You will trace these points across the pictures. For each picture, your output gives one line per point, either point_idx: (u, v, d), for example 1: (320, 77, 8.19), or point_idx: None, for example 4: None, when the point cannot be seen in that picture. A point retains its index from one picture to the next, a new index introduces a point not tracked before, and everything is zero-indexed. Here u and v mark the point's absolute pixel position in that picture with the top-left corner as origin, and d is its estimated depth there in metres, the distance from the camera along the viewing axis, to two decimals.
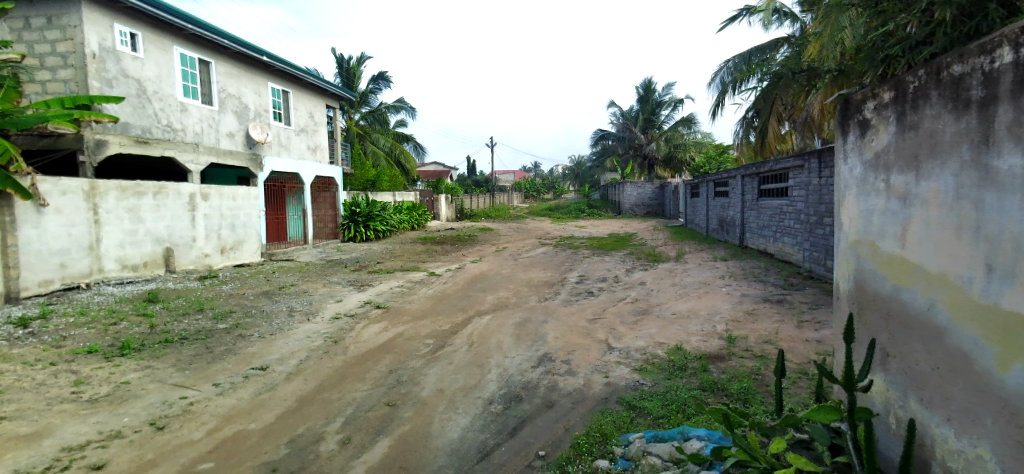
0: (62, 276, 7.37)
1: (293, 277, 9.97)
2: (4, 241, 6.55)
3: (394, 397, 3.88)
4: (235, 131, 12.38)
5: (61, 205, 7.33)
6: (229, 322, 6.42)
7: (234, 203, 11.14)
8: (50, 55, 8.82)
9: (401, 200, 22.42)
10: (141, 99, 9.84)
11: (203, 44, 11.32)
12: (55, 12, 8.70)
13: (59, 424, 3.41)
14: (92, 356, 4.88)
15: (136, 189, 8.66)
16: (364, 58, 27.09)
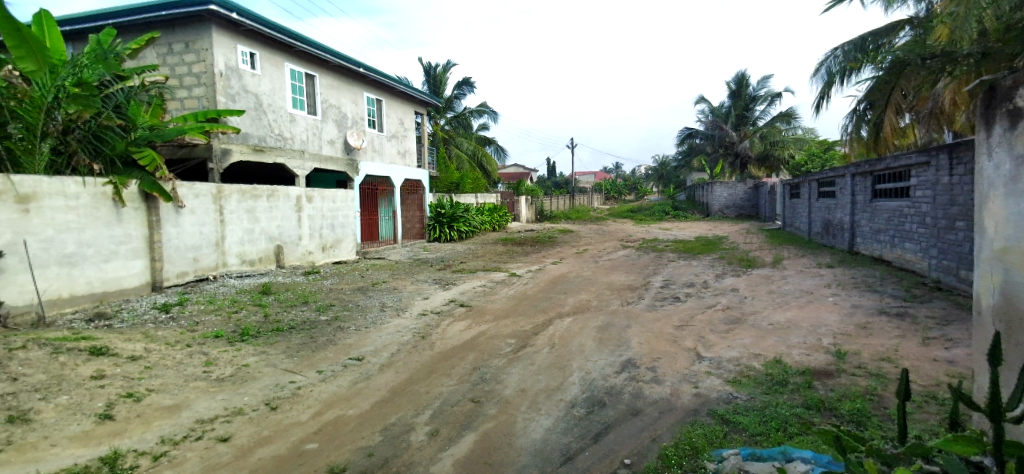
0: (195, 269, 8.42)
1: (384, 275, 10.60)
2: (151, 237, 7.60)
3: (479, 394, 3.99)
4: (335, 139, 13.40)
5: (195, 207, 8.35)
6: (329, 314, 6.98)
7: (333, 205, 12.07)
8: (187, 76, 10.09)
9: (483, 201, 22.97)
10: (258, 111, 10.97)
11: (309, 60, 12.38)
12: (191, 38, 9.96)
13: (194, 398, 3.89)
14: (218, 339, 5.52)
15: (254, 192, 9.66)
16: (449, 65, 28.17)
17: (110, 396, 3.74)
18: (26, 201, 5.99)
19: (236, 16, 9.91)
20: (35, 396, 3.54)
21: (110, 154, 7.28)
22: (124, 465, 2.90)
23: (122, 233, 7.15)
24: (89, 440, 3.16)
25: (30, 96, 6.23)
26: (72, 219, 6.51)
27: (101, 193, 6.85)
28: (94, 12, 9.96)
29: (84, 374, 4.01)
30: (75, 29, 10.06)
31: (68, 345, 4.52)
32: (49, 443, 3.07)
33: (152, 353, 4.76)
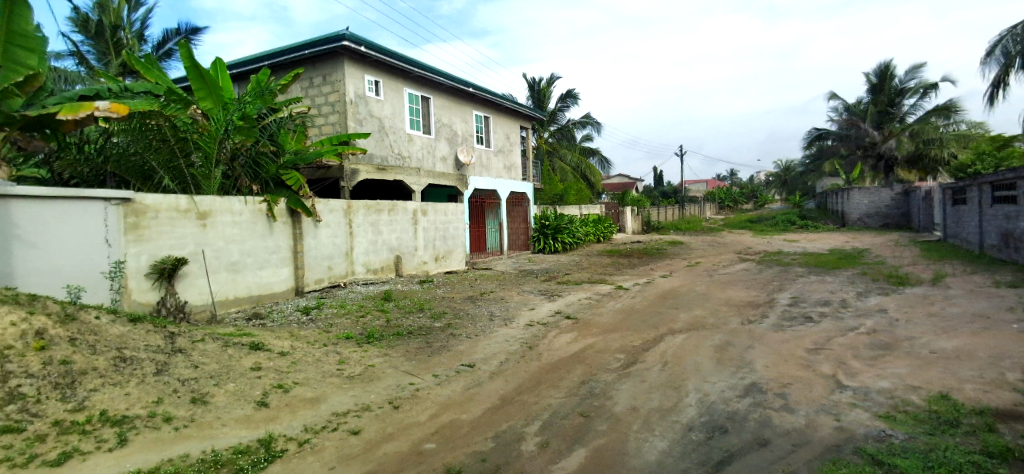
0: (329, 276, 9.41)
1: (492, 285, 10.94)
2: (295, 248, 8.65)
3: (588, 409, 3.92)
4: (448, 156, 14.22)
5: (330, 221, 9.34)
6: (443, 321, 7.36)
7: (445, 217, 12.78)
8: (324, 105, 11.37)
9: (588, 213, 22.74)
10: (382, 133, 12.01)
11: (424, 84, 13.34)
12: (328, 71, 11.24)
13: (331, 393, 4.34)
14: (348, 341, 6.08)
15: (377, 207, 10.56)
16: (553, 79, 28.57)
17: (265, 386, 4.30)
18: (204, 216, 7.16)
19: (364, 50, 11.02)
20: (210, 382, 4.18)
21: (265, 176, 8.43)
22: (277, 448, 3.30)
23: (273, 244, 8.25)
24: (251, 423, 3.65)
25: (208, 129, 7.43)
26: (237, 232, 7.64)
27: (258, 209, 7.97)
28: (255, 56, 11.67)
29: (246, 366, 4.65)
30: (241, 71, 11.86)
31: (234, 340, 5.29)
32: (221, 423, 3.60)
33: (297, 350, 5.39)
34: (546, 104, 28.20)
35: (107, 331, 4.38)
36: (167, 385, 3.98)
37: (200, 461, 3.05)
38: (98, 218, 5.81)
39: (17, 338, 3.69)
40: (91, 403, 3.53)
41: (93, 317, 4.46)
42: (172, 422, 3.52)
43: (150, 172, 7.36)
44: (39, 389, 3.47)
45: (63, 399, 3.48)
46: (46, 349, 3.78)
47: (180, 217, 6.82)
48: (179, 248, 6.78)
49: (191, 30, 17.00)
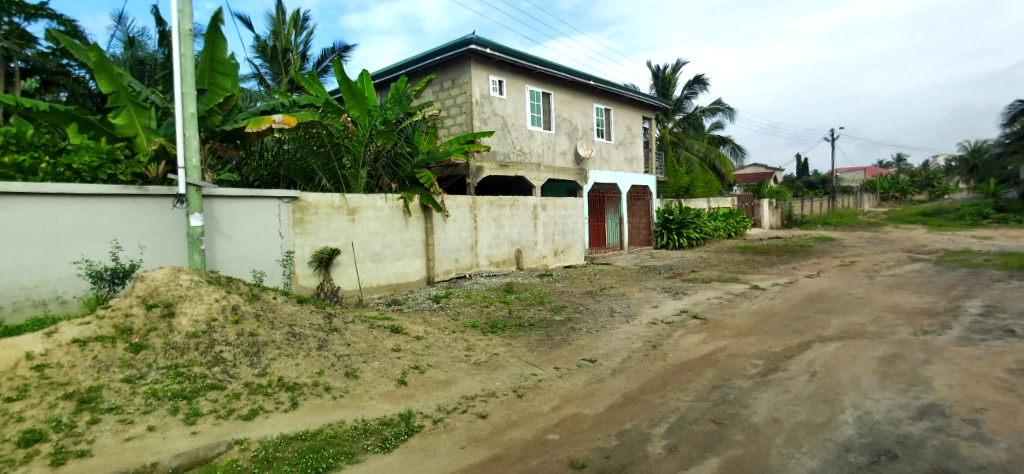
0: (456, 268, 9.99)
1: (612, 280, 10.73)
2: (427, 241, 9.32)
3: (721, 416, 3.66)
4: (568, 150, 14.22)
5: (457, 216, 9.91)
6: (563, 315, 7.39)
7: (565, 212, 12.82)
8: (452, 106, 12.04)
9: (717, 206, 21.15)
10: (504, 131, 12.40)
11: (546, 80, 13.47)
12: (456, 75, 11.89)
13: (460, 377, 4.61)
14: (474, 329, 6.41)
15: (500, 202, 10.95)
16: (680, 64, 27.02)
17: (404, 366, 4.71)
18: (353, 212, 8.04)
19: (489, 51, 11.47)
20: (360, 359, 4.71)
21: (403, 175, 9.16)
22: (415, 423, 3.61)
23: (409, 237, 8.99)
24: (393, 398, 4.03)
25: (356, 135, 8.31)
26: (379, 226, 8.47)
27: (396, 206, 8.74)
28: (394, 65, 12.76)
29: (388, 346, 5.14)
30: (383, 80, 13.05)
31: (378, 323, 5.88)
32: (369, 396, 4.03)
33: (430, 335, 5.83)
34: (671, 92, 26.75)
35: (281, 309, 5.13)
36: (326, 359, 4.56)
37: (353, 428, 3.44)
38: (273, 213, 6.88)
39: (219, 312, 4.51)
40: (271, 369, 4.19)
41: (272, 297, 5.26)
42: (331, 391, 4.03)
43: (312, 174, 8.47)
44: (234, 355, 4.21)
45: (251, 365, 4.18)
46: (240, 322, 4.56)
47: (334, 213, 7.74)
48: (333, 240, 7.71)
49: (343, 46, 19.17)
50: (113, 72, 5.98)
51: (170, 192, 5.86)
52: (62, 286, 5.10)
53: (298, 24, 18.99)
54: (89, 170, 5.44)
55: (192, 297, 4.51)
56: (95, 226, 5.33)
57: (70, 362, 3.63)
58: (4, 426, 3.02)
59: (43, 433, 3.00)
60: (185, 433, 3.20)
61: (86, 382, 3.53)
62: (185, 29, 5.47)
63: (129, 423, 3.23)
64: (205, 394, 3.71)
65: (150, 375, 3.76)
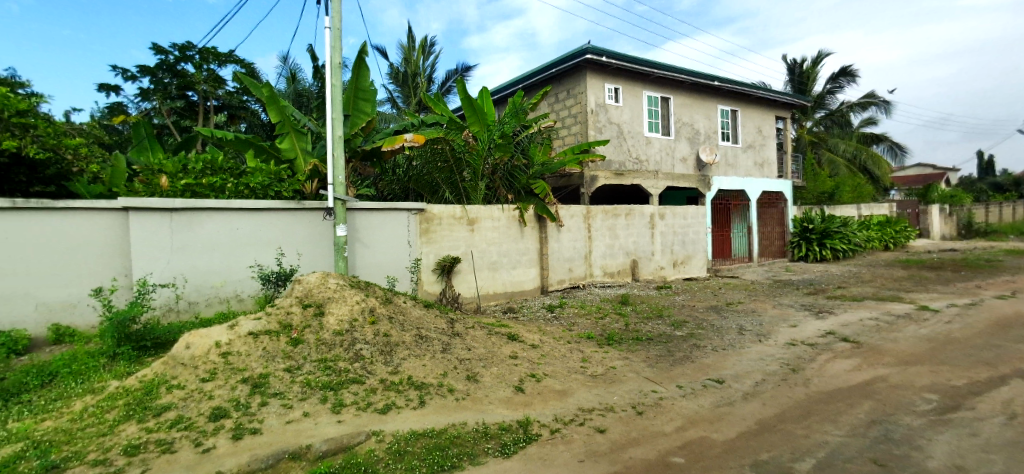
0: (570, 277, 9.96)
1: (740, 295, 9.87)
2: (542, 250, 9.42)
3: (883, 456, 3.15)
4: (688, 156, 13.48)
5: (571, 226, 9.88)
6: (684, 330, 6.96)
7: (685, 221, 12.13)
8: (567, 117, 12.09)
9: (869, 213, 18.46)
10: (620, 139, 12.14)
11: (665, 84, 12.96)
12: (572, 86, 11.93)
13: (576, 388, 4.57)
14: (589, 340, 6.31)
15: (615, 211, 10.70)
16: (820, 56, 24.27)
17: (521, 373, 4.79)
18: (473, 223, 8.43)
19: (605, 59, 11.37)
20: (480, 364, 4.90)
21: (519, 186, 9.35)
22: (533, 431, 3.64)
23: (524, 246, 9.18)
24: (512, 405, 4.11)
25: (476, 149, 8.73)
26: (496, 236, 8.77)
27: (512, 216, 8.99)
28: (512, 81, 13.20)
29: (505, 353, 5.28)
30: (501, 96, 13.57)
31: (495, 329, 6.07)
32: (488, 400, 4.17)
33: (546, 344, 5.86)
34: (811, 87, 24.08)
35: (410, 313, 5.54)
36: (450, 361, 4.82)
37: (475, 430, 3.58)
38: (403, 224, 7.52)
39: (360, 313, 5.01)
40: (402, 368, 4.53)
41: (403, 301, 5.71)
42: (454, 393, 4.24)
43: (436, 187, 9.06)
44: (372, 353, 4.64)
45: (385, 363, 4.57)
46: (376, 323, 5.02)
47: (456, 223, 8.19)
48: (454, 249, 8.16)
49: (465, 67, 20.32)
50: (281, 105, 7.02)
51: (320, 206, 6.62)
52: (241, 286, 6.09)
53: (427, 49, 20.55)
54: (261, 188, 6.42)
55: (338, 298, 5.08)
56: (264, 236, 6.26)
57: (246, 351, 4.29)
58: (199, 402, 3.67)
59: (227, 410, 3.58)
60: (332, 420, 3.60)
61: (258, 369, 4.14)
62: (336, 61, 6.22)
63: (289, 408, 3.71)
64: (348, 386, 4.13)
65: (305, 366, 4.29)
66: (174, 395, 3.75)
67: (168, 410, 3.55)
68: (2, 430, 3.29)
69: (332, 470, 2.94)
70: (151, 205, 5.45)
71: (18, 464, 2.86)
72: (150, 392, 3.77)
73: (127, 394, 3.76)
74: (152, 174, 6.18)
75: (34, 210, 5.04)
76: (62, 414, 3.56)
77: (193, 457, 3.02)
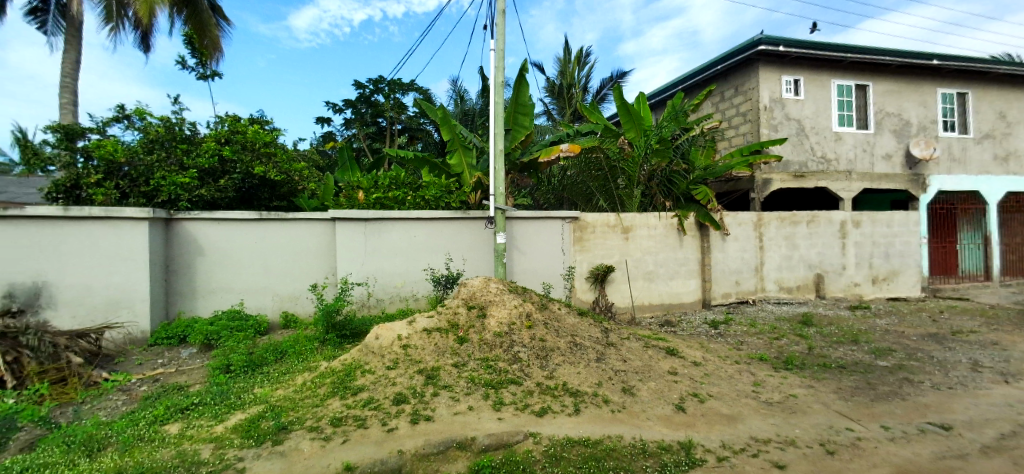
0: (737, 291, 9.05)
1: (971, 322, 7.89)
2: (704, 261, 8.72)
3: None
4: (894, 152, 11.29)
5: (738, 234, 8.95)
6: (890, 360, 5.79)
7: (889, 229, 10.15)
8: (735, 116, 11.02)
9: None
10: (801, 136, 10.69)
11: (861, 69, 11.06)
12: (740, 81, 10.84)
13: (747, 415, 4.11)
14: (763, 363, 5.64)
15: (793, 218, 9.41)
16: None
17: (682, 392, 4.49)
18: (628, 231, 8.18)
19: (783, 48, 10.11)
20: (636, 377, 4.72)
21: (677, 192, 8.75)
22: (697, 455, 3.38)
23: (683, 256, 8.62)
24: (672, 424, 3.88)
25: (632, 156, 8.41)
26: (653, 245, 8.37)
27: (670, 224, 8.48)
28: (671, 82, 12.55)
29: (664, 368, 5.01)
30: (659, 99, 13.01)
31: (652, 342, 5.80)
32: (646, 416, 3.99)
33: (710, 362, 5.39)
34: None
35: (565, 320, 5.59)
36: (604, 371, 4.74)
37: (632, 445, 3.46)
38: (557, 232, 7.69)
39: (518, 316, 5.24)
40: (558, 374, 4.61)
41: (558, 308, 5.80)
42: (610, 404, 4.15)
43: (591, 196, 9.07)
44: (528, 356, 4.81)
45: (542, 367, 4.70)
46: (532, 327, 5.20)
47: (610, 231, 8.05)
48: (608, 257, 8.03)
49: (621, 73, 20.00)
50: (452, 124, 7.76)
51: (483, 215, 7.10)
52: (417, 287, 6.84)
53: (582, 59, 20.75)
54: (434, 200, 7.14)
55: (499, 301, 5.37)
56: (436, 243, 6.94)
57: (422, 345, 4.79)
58: (385, 386, 4.20)
59: (406, 396, 4.04)
60: (493, 417, 3.81)
61: (430, 362, 4.60)
62: (499, 80, 6.64)
63: (456, 400, 4.03)
64: (508, 386, 4.33)
65: (470, 363, 4.63)
66: (367, 378, 4.36)
67: (361, 391, 4.14)
68: (251, 393, 4.20)
69: (494, 464, 3.12)
70: (351, 216, 6.46)
71: (260, 422, 3.60)
72: (349, 374, 4.45)
73: (333, 374, 4.49)
74: (352, 190, 7.32)
75: (272, 220, 6.35)
76: (289, 384, 4.40)
77: (381, 434, 3.48)
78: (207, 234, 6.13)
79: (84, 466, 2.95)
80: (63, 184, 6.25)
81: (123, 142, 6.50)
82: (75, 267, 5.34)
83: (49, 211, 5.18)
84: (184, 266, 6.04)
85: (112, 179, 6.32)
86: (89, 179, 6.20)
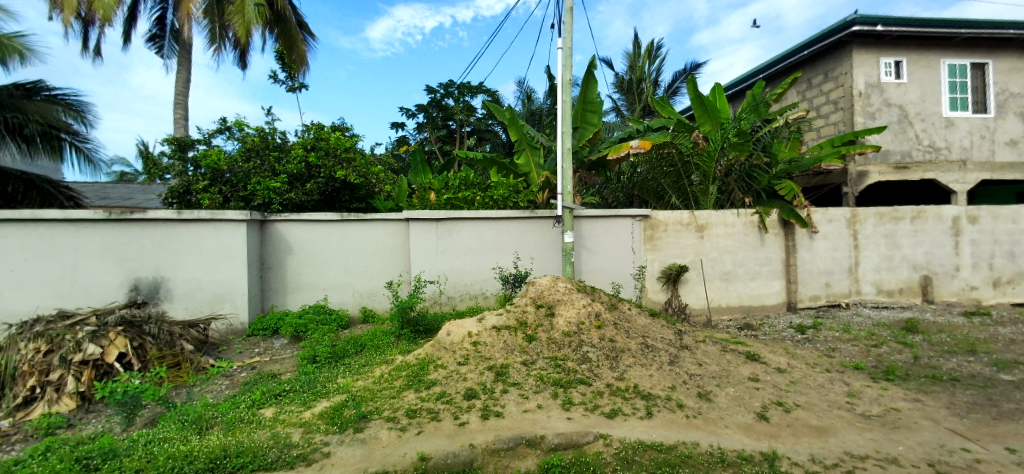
0: (827, 294, 8.35)
1: None
2: (788, 261, 8.13)
3: None
4: (1020, 138, 9.90)
5: (829, 232, 8.26)
6: (1016, 374, 5.09)
7: (1014, 226, 8.92)
8: (824, 104, 10.15)
9: None
10: (903, 124, 9.66)
11: (977, 46, 9.83)
12: (830, 66, 9.98)
13: (841, 428, 3.79)
14: (858, 372, 5.16)
15: (894, 214, 8.53)
16: None
17: (765, 400, 4.22)
18: (703, 229, 7.82)
19: (881, 28, 9.18)
20: (713, 382, 4.50)
21: (758, 188, 8.29)
22: (782, 468, 3.16)
23: (765, 256, 8.09)
24: (753, 433, 3.66)
25: (707, 150, 8.01)
26: (731, 244, 7.92)
27: (750, 222, 7.97)
28: (751, 71, 11.82)
29: (744, 374, 4.73)
30: (737, 90, 12.31)
31: (730, 346, 5.49)
32: (724, 423, 3.79)
33: (796, 370, 5.02)
34: None
35: (635, 321, 5.45)
36: (678, 375, 4.56)
37: (710, 453, 3.30)
38: (627, 231, 7.52)
39: (587, 316, 5.18)
40: (629, 376, 4.50)
41: (628, 308, 5.66)
42: (684, 409, 3.99)
43: (663, 193, 8.76)
44: (598, 357, 4.74)
45: (611, 368, 4.61)
46: (602, 327, 5.11)
47: (684, 230, 7.73)
48: (681, 257, 7.72)
49: (695, 64, 19.14)
50: (519, 124, 7.81)
51: (551, 214, 7.08)
52: (486, 286, 6.97)
53: (653, 53, 20.09)
54: (502, 199, 7.24)
55: (567, 301, 5.34)
56: (504, 242, 7.02)
57: (491, 342, 4.87)
58: (457, 381, 4.32)
59: (477, 392, 4.13)
60: (562, 416, 3.79)
61: (500, 359, 4.67)
62: (566, 78, 6.60)
63: (526, 398, 4.06)
64: (577, 386, 4.30)
65: (538, 362, 4.65)
66: (439, 373, 4.51)
67: (434, 385, 4.28)
68: (334, 383, 4.49)
69: (563, 464, 3.11)
70: (424, 216, 6.70)
71: (343, 410, 3.83)
72: (423, 368, 4.62)
73: (408, 367, 4.68)
74: (424, 191, 7.59)
75: (352, 221, 6.73)
76: (368, 376, 4.65)
77: (453, 427, 3.58)
78: (296, 234, 6.62)
79: (196, 442, 3.30)
80: (177, 190, 7.06)
81: (225, 151, 7.17)
82: (185, 264, 5.97)
83: (164, 215, 5.84)
84: (276, 264, 6.57)
85: (216, 186, 7.00)
86: (197, 185, 6.94)
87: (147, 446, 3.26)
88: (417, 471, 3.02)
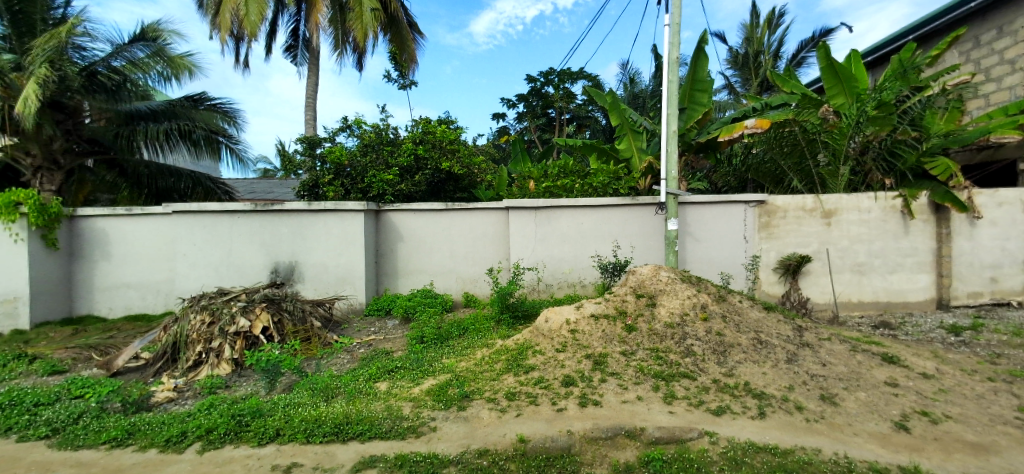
0: (992, 290, 7.05)
1: None
2: (941, 251, 6.99)
3: None
4: None
5: (997, 217, 6.93)
6: None
7: None
8: (997, 65, 8.46)
9: None
10: None
11: None
12: (1006, 19, 8.29)
13: (1008, 447, 3.20)
14: None
15: None
16: None
17: (905, 408, 3.70)
18: (830, 215, 6.99)
19: None
20: (839, 384, 4.04)
21: (902, 168, 7.16)
22: None
23: (909, 246, 7.03)
24: (888, 444, 3.24)
25: (838, 127, 7.11)
26: (865, 231, 7.00)
27: (891, 206, 6.96)
28: (896, 34, 10.26)
29: (879, 378, 4.18)
30: (878, 56, 10.75)
31: (862, 346, 4.88)
32: (853, 431, 3.39)
33: (947, 377, 4.32)
34: None
35: (747, 314, 5.05)
36: (797, 375, 4.16)
37: (834, 462, 2.98)
38: (740, 218, 6.99)
39: (691, 308, 4.92)
40: (739, 372, 4.20)
41: (738, 300, 5.26)
42: (804, 412, 3.63)
43: (782, 176, 7.97)
44: (704, 350, 4.49)
45: (719, 363, 4.34)
46: (708, 320, 4.82)
47: (807, 216, 6.98)
48: (804, 246, 7.00)
49: (824, 31, 17.03)
50: (621, 109, 7.56)
51: (653, 201, 6.78)
52: (585, 274, 6.92)
53: (774, 21, 18.22)
54: (602, 186, 7.11)
55: (670, 291, 5.10)
56: (604, 230, 6.89)
57: (590, 331, 4.83)
58: (555, 368, 4.36)
59: (575, 379, 4.13)
60: (664, 410, 3.66)
61: (598, 348, 4.61)
62: (673, 56, 6.23)
63: (625, 389, 3.97)
64: (680, 380, 4.11)
65: (639, 353, 4.52)
66: (538, 358, 4.58)
67: (532, 370, 4.37)
68: (440, 362, 4.77)
69: (665, 458, 3.01)
70: (523, 205, 6.80)
71: (448, 388, 4.07)
72: (522, 353, 4.73)
73: (508, 351, 4.83)
74: (524, 179, 7.71)
75: (456, 210, 7.04)
76: (471, 358, 4.88)
77: (551, 412, 3.63)
78: (407, 223, 7.08)
79: (324, 408, 3.72)
80: (308, 184, 7.92)
81: (347, 148, 7.85)
82: (314, 250, 6.68)
83: (298, 206, 6.60)
84: (389, 250, 7.10)
85: (339, 179, 7.70)
86: (324, 179, 7.70)
87: (286, 408, 3.74)
88: (517, 451, 3.12)
